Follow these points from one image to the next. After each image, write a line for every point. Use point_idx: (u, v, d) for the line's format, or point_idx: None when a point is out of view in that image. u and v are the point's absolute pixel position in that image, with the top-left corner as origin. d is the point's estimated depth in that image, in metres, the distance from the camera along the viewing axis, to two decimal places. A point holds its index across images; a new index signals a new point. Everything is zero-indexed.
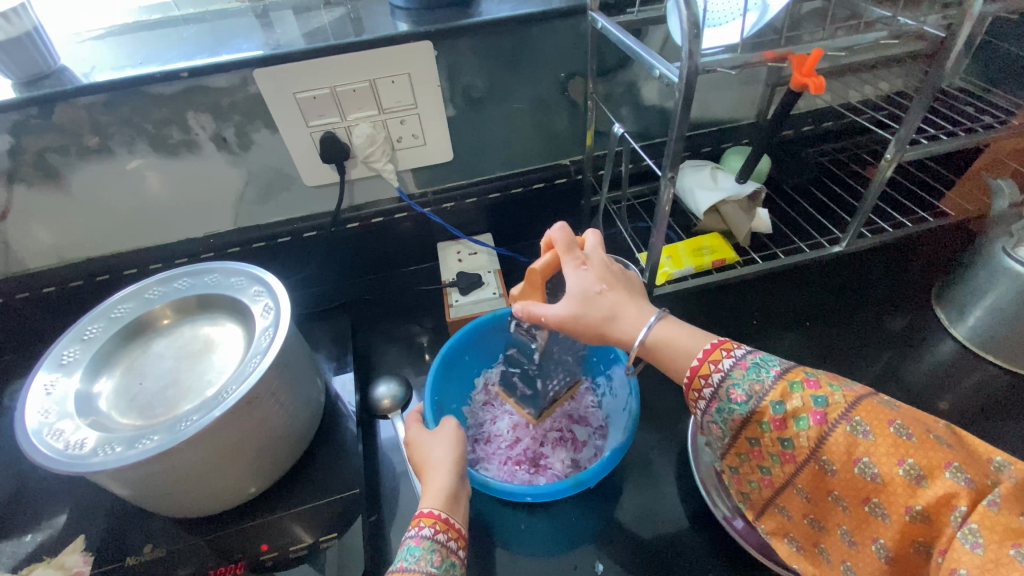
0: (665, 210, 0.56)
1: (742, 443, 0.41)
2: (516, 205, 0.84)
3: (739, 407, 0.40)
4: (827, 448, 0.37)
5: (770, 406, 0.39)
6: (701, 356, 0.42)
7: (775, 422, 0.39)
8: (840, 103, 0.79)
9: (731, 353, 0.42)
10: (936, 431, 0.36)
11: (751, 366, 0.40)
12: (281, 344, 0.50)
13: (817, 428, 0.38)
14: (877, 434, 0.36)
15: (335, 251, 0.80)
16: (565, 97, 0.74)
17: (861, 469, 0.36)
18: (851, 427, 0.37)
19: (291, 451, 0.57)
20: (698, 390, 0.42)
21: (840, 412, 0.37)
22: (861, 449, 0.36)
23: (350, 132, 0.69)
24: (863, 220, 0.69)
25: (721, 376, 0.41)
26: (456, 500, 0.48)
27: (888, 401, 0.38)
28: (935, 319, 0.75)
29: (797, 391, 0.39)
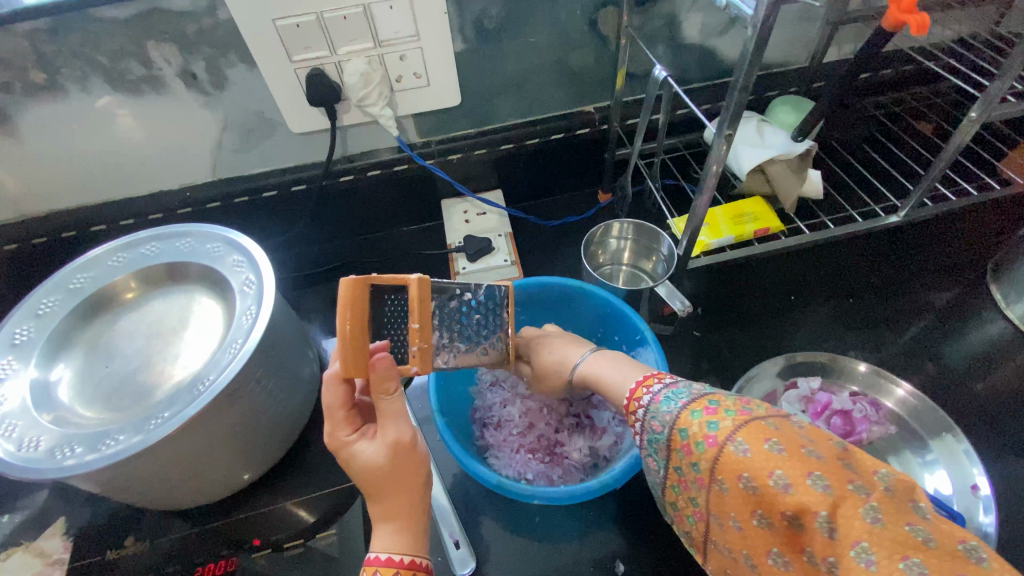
0: (715, 173, 0.47)
1: (671, 474, 0.36)
2: (530, 159, 0.75)
3: (659, 436, 0.36)
4: (720, 471, 0.31)
5: (677, 432, 0.34)
6: (635, 385, 0.41)
7: (685, 446, 0.34)
8: (909, 46, 0.68)
9: (650, 388, 0.39)
10: (814, 443, 0.29)
11: (664, 398, 0.37)
12: (265, 325, 0.43)
13: (711, 449, 0.32)
14: (755, 450, 0.30)
15: (328, 207, 0.72)
16: (592, 31, 0.63)
17: (742, 486, 0.30)
18: (735, 445, 0.31)
19: (283, 436, 0.52)
20: (633, 418, 0.39)
21: (727, 432, 0.32)
22: (742, 467, 0.30)
23: (341, 69, 0.59)
24: (928, 188, 0.61)
25: (644, 410, 0.38)
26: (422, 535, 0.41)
27: (779, 418, 0.32)
28: (989, 296, 0.68)
29: (695, 417, 0.34)
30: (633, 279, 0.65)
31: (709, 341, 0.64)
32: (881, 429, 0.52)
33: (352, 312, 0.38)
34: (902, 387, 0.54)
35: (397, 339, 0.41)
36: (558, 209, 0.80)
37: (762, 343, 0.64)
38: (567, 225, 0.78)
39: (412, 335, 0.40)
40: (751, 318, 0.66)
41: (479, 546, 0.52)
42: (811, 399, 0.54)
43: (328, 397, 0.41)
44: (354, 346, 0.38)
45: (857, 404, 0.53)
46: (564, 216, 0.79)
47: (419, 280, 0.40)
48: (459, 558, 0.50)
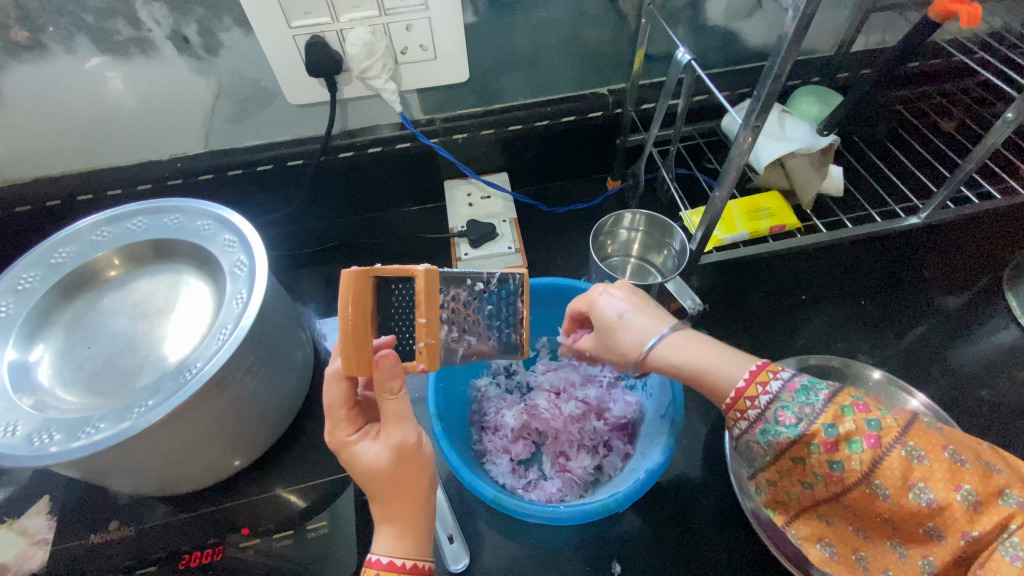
0: (737, 167, 0.45)
1: (783, 463, 0.34)
2: (539, 142, 0.71)
3: (788, 429, 0.34)
4: (882, 474, 0.31)
5: (822, 428, 0.33)
6: (747, 376, 0.36)
7: (828, 445, 0.32)
8: (940, 38, 0.65)
9: (768, 386, 0.35)
10: (983, 452, 0.31)
11: (800, 388, 0.34)
12: (257, 310, 0.41)
13: (873, 451, 0.31)
14: (932, 460, 0.31)
15: (327, 184, 0.69)
16: (611, 8, 0.60)
17: (915, 496, 0.31)
18: (906, 451, 0.31)
19: (275, 423, 0.50)
20: (741, 411, 0.36)
21: (892, 434, 0.31)
22: (917, 475, 0.30)
23: (344, 39, 0.55)
24: (953, 189, 0.58)
25: (768, 400, 0.35)
26: (426, 537, 0.41)
27: (929, 423, 0.33)
28: (1004, 302, 0.66)
29: (848, 414, 0.32)
30: (640, 271, 0.63)
31: (717, 338, 0.63)
32: None
33: (358, 317, 0.36)
34: (917, 399, 0.52)
35: (403, 331, 0.39)
36: (564, 196, 0.77)
37: (768, 342, 0.63)
38: (574, 212, 0.75)
39: (418, 331, 0.38)
40: (759, 315, 0.65)
41: (475, 540, 0.51)
42: None
43: (330, 394, 0.40)
44: (358, 344, 0.36)
45: None
46: (572, 203, 0.76)
47: (426, 271, 0.37)
48: (451, 553, 0.49)
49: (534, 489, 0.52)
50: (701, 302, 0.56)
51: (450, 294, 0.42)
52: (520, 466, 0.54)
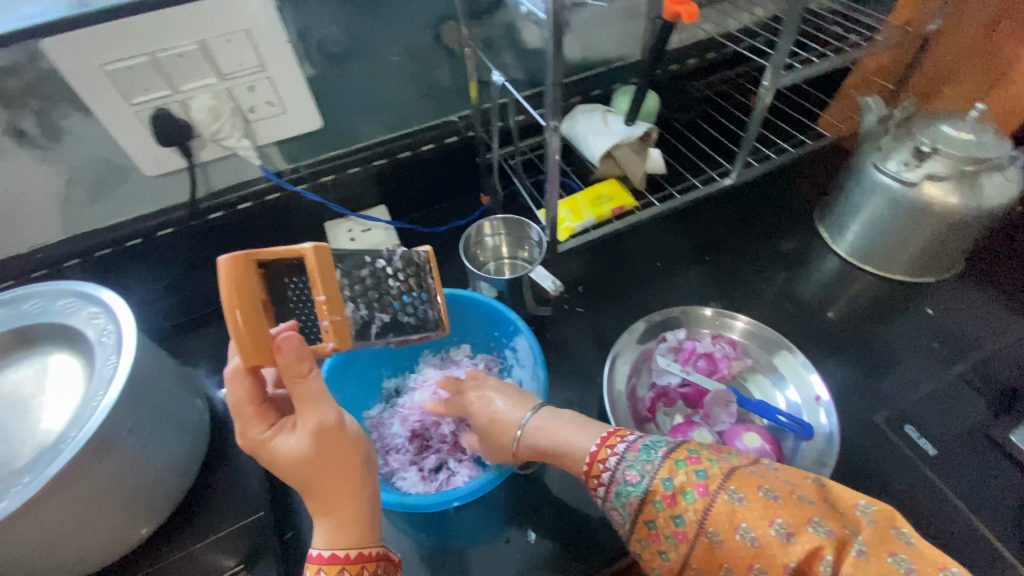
0: (555, 159, 0.54)
1: (640, 527, 0.39)
2: (405, 172, 0.77)
3: (634, 488, 0.39)
4: (711, 519, 0.35)
5: (661, 484, 0.38)
6: (594, 450, 0.44)
7: (666, 499, 0.37)
8: (720, 32, 0.78)
9: (615, 449, 0.43)
10: (798, 487, 0.35)
11: (642, 448, 0.41)
12: (128, 371, 0.43)
13: (701, 498, 0.36)
14: (749, 499, 0.34)
15: (205, 247, 0.70)
16: (439, 45, 0.67)
17: (740, 537, 0.33)
18: (729, 495, 0.35)
19: (177, 483, 0.50)
20: (598, 475, 0.42)
21: (716, 481, 0.36)
22: (738, 516, 0.34)
23: (188, 107, 0.58)
24: (749, 149, 0.70)
25: (617, 460, 0.42)
26: (369, 521, 0.42)
27: (761, 469, 0.37)
28: (819, 237, 0.79)
29: (681, 467, 0.38)
30: (515, 269, 0.70)
31: (594, 315, 0.70)
32: (739, 362, 0.61)
33: (247, 302, 0.37)
34: (742, 320, 0.63)
35: (305, 315, 0.41)
36: (443, 216, 0.83)
37: (638, 308, 0.71)
38: (453, 230, 0.81)
39: (321, 311, 0.41)
40: (626, 289, 0.73)
41: (401, 547, 0.53)
42: (679, 348, 0.62)
43: (236, 394, 0.40)
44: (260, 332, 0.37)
45: (717, 345, 0.62)
46: (449, 222, 0.82)
47: (314, 248, 0.40)
48: None
49: (447, 485, 0.55)
50: (560, 284, 0.65)
51: (351, 272, 0.45)
52: (429, 472, 0.57)
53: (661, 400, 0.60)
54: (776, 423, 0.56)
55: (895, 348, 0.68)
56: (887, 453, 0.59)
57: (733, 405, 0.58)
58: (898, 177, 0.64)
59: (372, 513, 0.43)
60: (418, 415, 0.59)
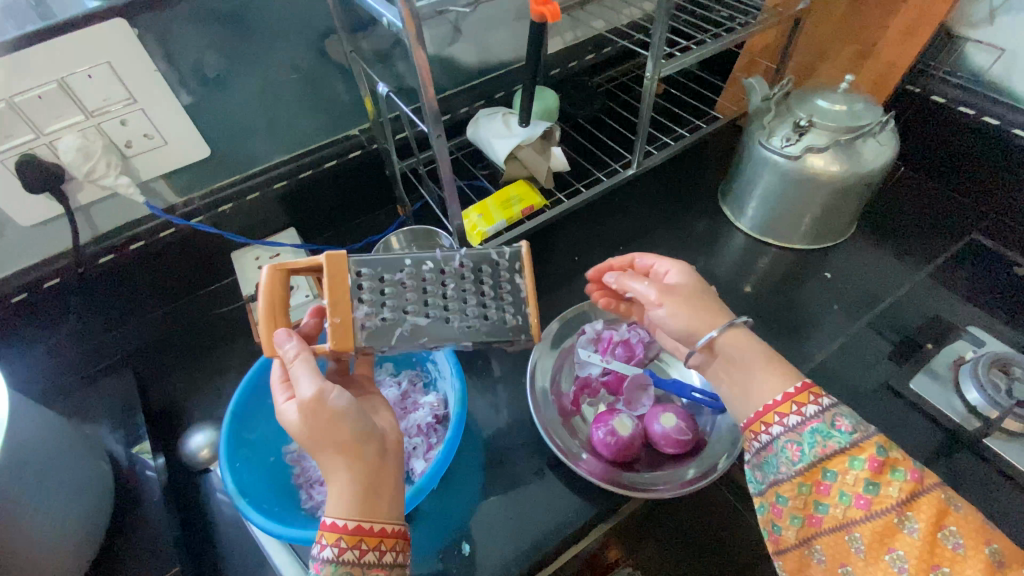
0: (446, 166, 0.53)
1: (811, 474, 0.40)
2: (312, 192, 0.75)
3: (841, 437, 0.40)
4: (913, 506, 0.36)
5: (872, 447, 0.39)
6: (786, 394, 0.43)
7: (872, 463, 0.38)
8: (613, 29, 0.81)
9: (828, 401, 0.42)
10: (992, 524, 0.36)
11: (843, 415, 0.41)
12: (5, 441, 0.42)
13: (912, 482, 0.37)
14: (964, 512, 0.36)
15: (100, 294, 0.66)
16: (327, 60, 0.66)
17: (944, 538, 0.35)
18: (946, 499, 0.36)
19: (79, 553, 0.47)
20: (800, 406, 0.42)
21: (931, 481, 0.37)
22: (948, 519, 0.35)
23: (56, 149, 0.55)
24: (645, 138, 0.72)
25: (820, 409, 0.41)
26: (374, 495, 0.41)
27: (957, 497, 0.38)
28: (724, 215, 0.82)
29: (891, 449, 0.38)
30: None
31: None
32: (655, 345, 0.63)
33: (270, 298, 0.45)
34: None
35: None
36: (358, 234, 0.82)
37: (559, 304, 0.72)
38: (370, 246, 0.80)
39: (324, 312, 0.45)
40: (547, 286, 0.74)
41: None
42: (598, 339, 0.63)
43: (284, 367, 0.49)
44: (274, 324, 0.46)
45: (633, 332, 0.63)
46: (365, 239, 0.81)
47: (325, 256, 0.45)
48: None
49: None
50: None
51: (407, 269, 0.49)
52: None
53: (584, 392, 0.60)
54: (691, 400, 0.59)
55: (799, 314, 0.73)
56: None
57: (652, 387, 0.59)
58: (782, 151, 0.67)
59: (377, 489, 0.42)
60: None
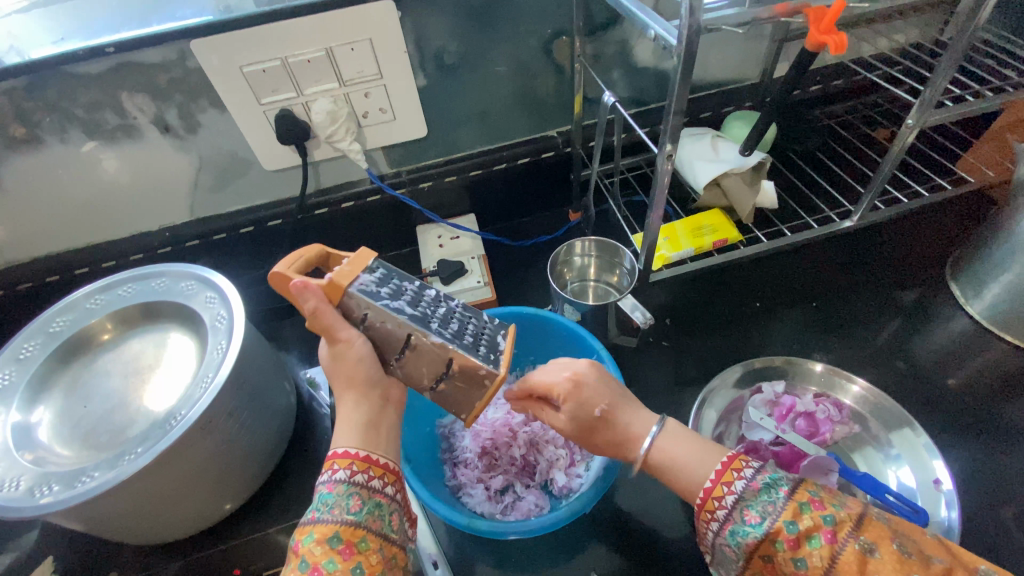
0: (663, 186, 0.51)
1: (754, 565, 0.36)
2: (500, 182, 0.77)
3: (754, 528, 0.36)
4: (840, 569, 0.33)
5: (783, 526, 0.35)
6: (712, 477, 0.39)
7: (789, 541, 0.35)
8: (852, 58, 0.72)
9: (741, 474, 0.39)
10: (923, 544, 0.34)
11: (762, 487, 0.37)
12: (235, 357, 0.46)
13: (830, 547, 0.34)
14: (882, 551, 0.33)
15: (305, 238, 0.74)
16: (549, 60, 0.67)
17: None
18: (859, 545, 0.34)
19: (261, 466, 0.53)
20: (710, 511, 0.38)
21: (845, 529, 0.34)
22: (870, 567, 0.33)
23: (309, 109, 0.61)
24: (878, 191, 0.64)
25: (734, 499, 0.38)
26: (376, 428, 0.42)
27: (878, 514, 0.36)
28: (949, 294, 0.70)
29: (806, 511, 0.35)
30: (602, 293, 0.68)
31: (681, 350, 0.66)
32: (844, 428, 0.55)
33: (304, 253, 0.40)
34: (856, 384, 0.57)
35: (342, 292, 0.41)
36: (530, 229, 0.83)
37: (729, 349, 0.66)
38: (539, 244, 0.81)
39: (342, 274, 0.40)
40: (718, 326, 0.68)
41: (461, 565, 0.53)
42: (776, 402, 0.57)
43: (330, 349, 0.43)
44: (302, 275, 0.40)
45: (820, 406, 0.56)
46: (535, 236, 0.82)
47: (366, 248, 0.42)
48: None
49: (512, 510, 0.54)
50: (650, 314, 0.59)
51: (422, 287, 0.44)
52: (495, 492, 0.56)
53: (750, 456, 0.54)
54: (883, 502, 0.50)
55: None
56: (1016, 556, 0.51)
57: (835, 474, 0.51)
58: None
59: (380, 426, 0.42)
60: (490, 432, 0.59)
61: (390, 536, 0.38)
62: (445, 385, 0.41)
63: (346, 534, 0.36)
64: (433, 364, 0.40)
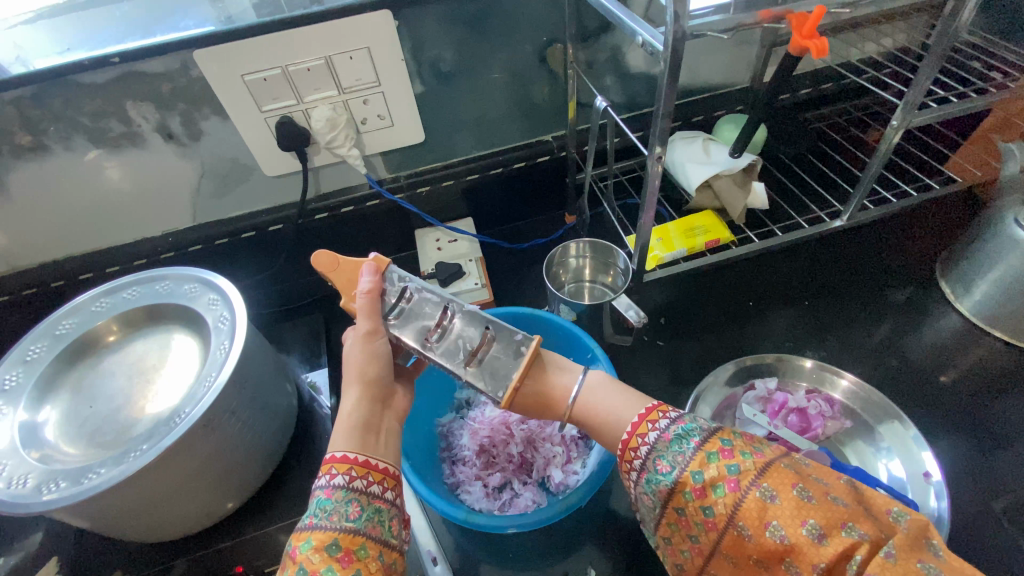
0: (654, 187, 0.52)
1: (668, 514, 0.37)
2: (496, 187, 0.78)
3: (663, 478, 0.36)
4: (742, 514, 0.33)
5: (691, 475, 0.35)
6: (629, 429, 0.40)
7: (696, 490, 0.35)
8: (840, 62, 0.74)
9: (656, 426, 0.39)
10: (832, 488, 0.34)
11: (674, 438, 0.37)
12: (238, 356, 0.47)
13: (733, 494, 0.34)
14: (783, 497, 0.33)
15: (305, 243, 0.75)
16: (543, 66, 0.68)
17: (770, 534, 0.32)
18: (761, 492, 0.33)
19: (263, 465, 0.54)
20: (629, 461, 0.39)
21: (750, 476, 0.34)
22: (770, 514, 0.32)
23: (309, 116, 0.63)
24: (865, 191, 0.65)
25: (648, 450, 0.38)
26: (374, 433, 0.43)
27: (790, 461, 0.35)
28: (939, 292, 0.71)
29: (713, 460, 0.35)
30: (597, 293, 0.69)
31: (675, 350, 0.67)
32: (835, 423, 0.56)
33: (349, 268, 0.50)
34: (845, 378, 0.58)
35: None
36: (527, 233, 0.84)
37: (723, 348, 0.67)
38: (535, 247, 0.82)
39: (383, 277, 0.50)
40: (712, 325, 0.69)
41: (459, 561, 0.54)
42: (768, 399, 0.58)
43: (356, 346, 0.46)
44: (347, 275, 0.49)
45: (812, 402, 0.57)
46: (532, 238, 0.83)
47: None
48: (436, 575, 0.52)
49: (510, 507, 0.55)
50: (644, 313, 0.60)
51: None
52: (493, 489, 0.57)
53: None
54: None
55: None
56: (1004, 547, 0.52)
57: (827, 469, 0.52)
58: None
59: (379, 431, 0.44)
60: (487, 430, 0.60)
61: (389, 542, 0.38)
62: (484, 357, 0.43)
63: (345, 542, 0.36)
64: (469, 332, 0.44)
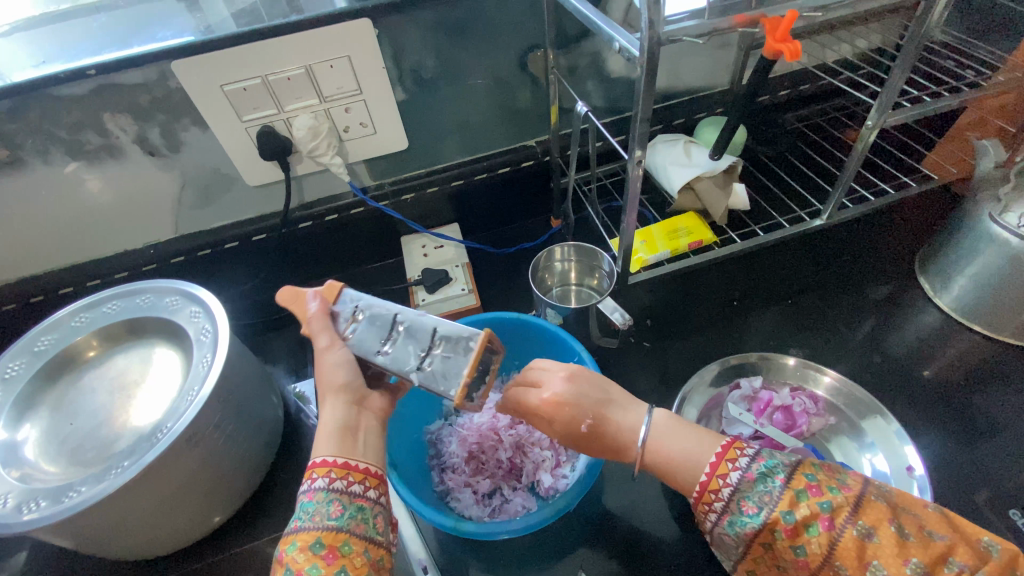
0: (635, 190, 0.53)
1: (756, 550, 0.37)
2: (481, 192, 0.79)
3: (752, 519, 0.37)
4: (839, 556, 0.34)
5: (781, 516, 0.36)
6: (708, 470, 0.39)
7: (788, 531, 0.35)
8: (817, 64, 0.75)
9: (737, 464, 0.39)
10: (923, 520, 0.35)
11: (758, 476, 0.38)
12: (221, 369, 0.46)
13: (828, 534, 0.34)
14: (881, 535, 0.34)
15: (289, 252, 0.75)
16: (525, 72, 0.69)
17: (872, 574, 0.33)
18: (858, 531, 0.34)
19: (249, 478, 0.54)
20: (709, 503, 0.39)
21: (843, 515, 0.35)
22: (870, 553, 0.33)
23: (290, 125, 0.62)
24: (845, 189, 0.66)
25: (731, 491, 0.38)
26: (353, 434, 0.42)
27: (878, 492, 0.36)
28: (919, 288, 0.72)
29: (802, 499, 0.36)
30: (582, 296, 0.70)
31: (662, 351, 0.68)
32: (820, 419, 0.57)
33: None
34: (828, 375, 0.59)
35: None
36: (513, 237, 0.84)
37: (709, 348, 0.68)
38: (522, 251, 0.82)
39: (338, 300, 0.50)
40: (697, 326, 0.70)
41: (451, 569, 0.54)
42: (754, 397, 0.59)
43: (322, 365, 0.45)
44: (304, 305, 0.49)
45: (796, 399, 0.58)
46: (518, 243, 0.83)
47: None
48: None
49: (500, 512, 0.55)
50: (629, 315, 0.61)
51: None
52: (483, 496, 0.57)
53: None
54: None
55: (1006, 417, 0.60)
56: None
57: None
58: (1018, 230, 0.57)
59: (357, 432, 0.42)
60: (476, 436, 0.59)
61: (375, 538, 0.39)
62: (432, 361, 0.43)
63: (328, 540, 0.36)
64: (417, 339, 0.44)
